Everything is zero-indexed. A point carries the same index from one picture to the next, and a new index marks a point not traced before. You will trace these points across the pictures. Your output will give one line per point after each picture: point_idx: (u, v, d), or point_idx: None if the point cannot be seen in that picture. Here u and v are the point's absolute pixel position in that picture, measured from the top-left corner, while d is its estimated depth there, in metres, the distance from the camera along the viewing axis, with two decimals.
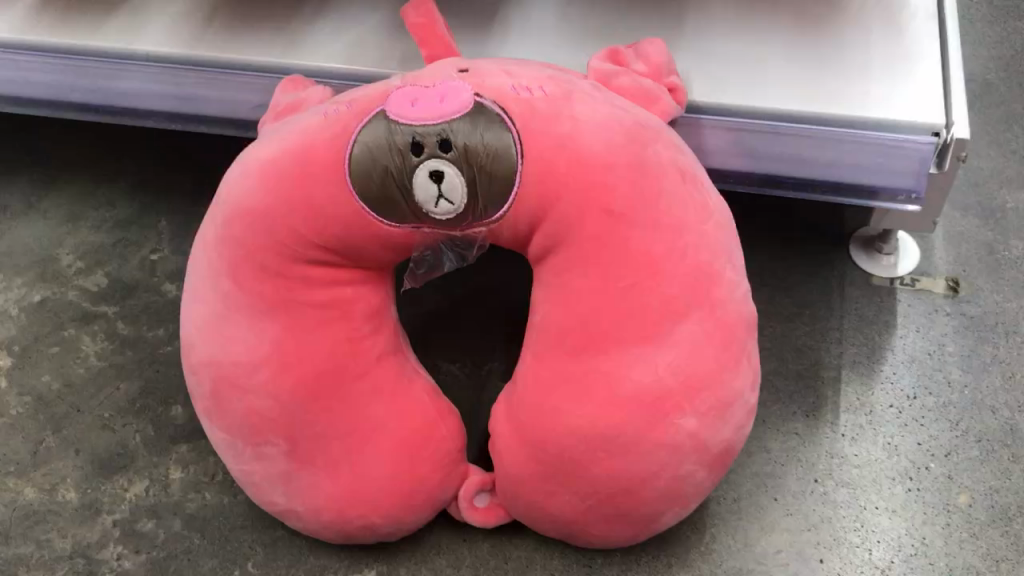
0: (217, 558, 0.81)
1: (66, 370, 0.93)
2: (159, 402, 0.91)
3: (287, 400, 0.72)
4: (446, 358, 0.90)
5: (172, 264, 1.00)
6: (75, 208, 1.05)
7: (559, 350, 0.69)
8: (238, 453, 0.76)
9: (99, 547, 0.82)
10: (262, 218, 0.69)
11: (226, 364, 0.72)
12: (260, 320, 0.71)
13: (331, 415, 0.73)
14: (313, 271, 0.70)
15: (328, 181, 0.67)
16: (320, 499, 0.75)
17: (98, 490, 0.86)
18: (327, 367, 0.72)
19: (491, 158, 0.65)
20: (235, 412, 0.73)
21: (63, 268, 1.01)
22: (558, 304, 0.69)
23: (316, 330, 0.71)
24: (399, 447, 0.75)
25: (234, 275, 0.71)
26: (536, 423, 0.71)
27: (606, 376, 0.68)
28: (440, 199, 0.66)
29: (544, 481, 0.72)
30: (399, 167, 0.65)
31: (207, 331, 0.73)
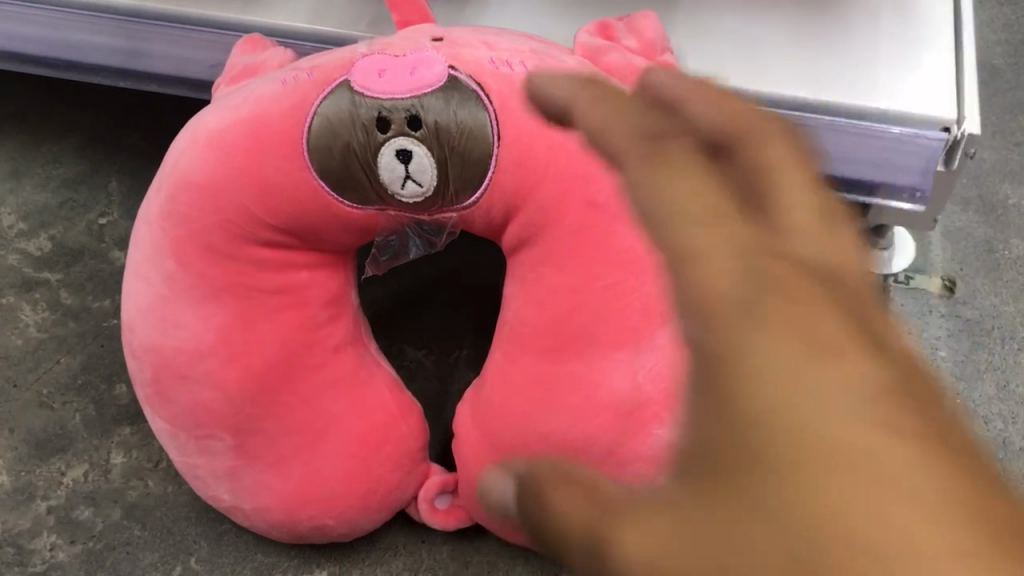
0: (158, 552, 0.76)
1: (3, 340, 0.87)
2: (102, 379, 0.85)
3: (234, 392, 0.66)
4: (411, 344, 0.85)
5: (121, 229, 0.94)
6: (20, 164, 0.98)
7: (532, 349, 0.64)
8: (181, 445, 0.70)
9: (32, 536, 0.77)
10: (209, 195, 0.63)
11: (168, 351, 0.66)
12: (205, 306, 0.65)
13: (282, 408, 0.68)
14: (265, 254, 0.64)
15: (283, 157, 0.61)
16: (269, 496, 0.71)
17: (33, 474, 0.80)
18: (280, 358, 0.66)
19: (463, 139, 0.59)
20: (178, 404, 0.68)
21: (4, 229, 0.94)
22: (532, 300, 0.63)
23: (268, 316, 0.66)
24: (355, 445, 0.69)
25: (177, 255, 0.64)
26: (503, 428, 0.66)
27: (580, 380, 0.63)
28: (408, 179, 0.61)
29: (510, 487, 0.68)
30: (363, 144, 0.60)
31: (147, 313, 0.67)
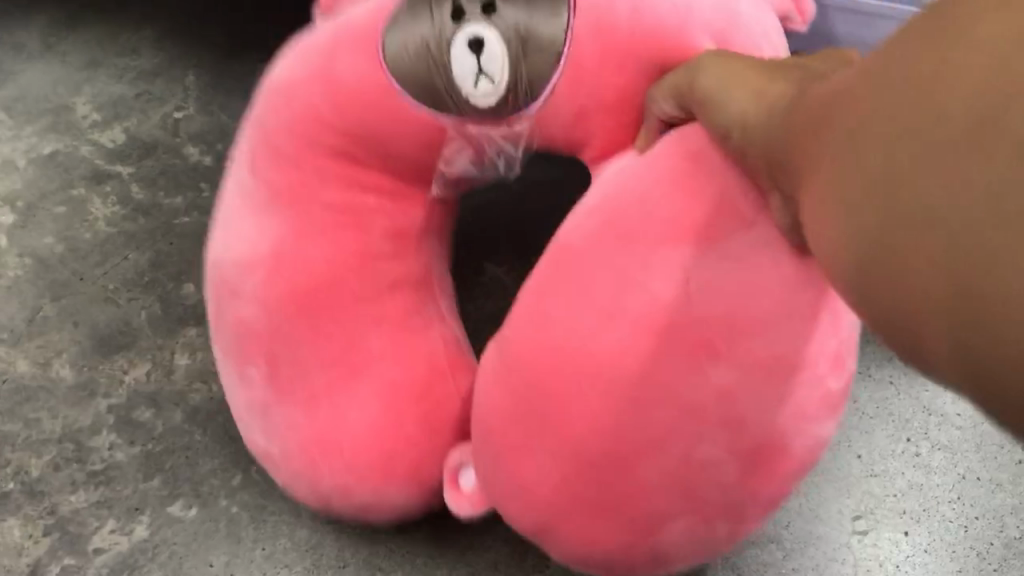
0: (219, 459, 0.73)
1: (72, 233, 0.84)
2: (171, 278, 0.81)
3: (275, 314, 0.59)
4: (492, 259, 0.80)
5: (197, 124, 0.89)
6: (97, 54, 0.94)
7: (582, 230, 0.51)
8: (229, 373, 0.64)
9: (92, 433, 0.74)
10: (285, 96, 0.57)
11: (227, 264, 0.60)
12: (266, 215, 0.59)
13: (320, 335, 0.59)
14: (328, 164, 0.57)
15: (355, 46, 0.54)
16: (294, 440, 0.61)
17: (96, 372, 0.77)
18: (324, 281, 0.58)
19: (541, 30, 0.50)
20: (227, 324, 0.61)
21: (78, 119, 0.90)
22: (598, 207, 0.52)
23: (321, 231, 0.58)
24: (388, 392, 0.60)
25: (252, 159, 0.59)
26: (547, 382, 0.51)
27: (612, 272, 0.49)
28: (479, 75, 0.50)
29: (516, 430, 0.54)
30: (433, 35, 0.51)
31: (220, 225, 0.62)
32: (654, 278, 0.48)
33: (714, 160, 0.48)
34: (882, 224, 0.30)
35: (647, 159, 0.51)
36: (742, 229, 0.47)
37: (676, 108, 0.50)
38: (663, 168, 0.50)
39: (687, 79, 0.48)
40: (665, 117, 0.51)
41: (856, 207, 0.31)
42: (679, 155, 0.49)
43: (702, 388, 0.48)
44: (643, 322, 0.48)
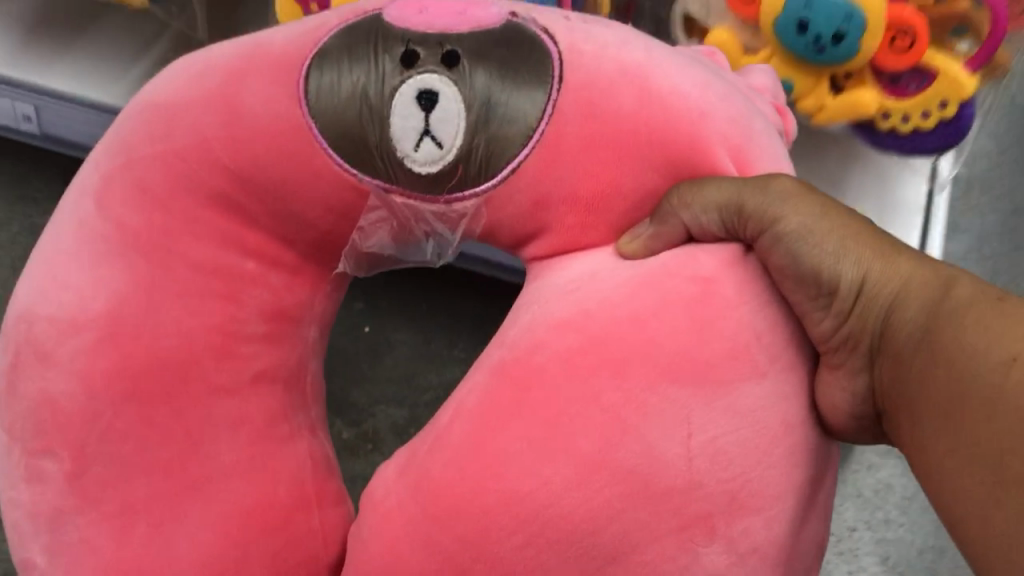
0: None
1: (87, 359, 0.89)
2: None
3: (98, 389, 0.49)
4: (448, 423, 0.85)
5: None
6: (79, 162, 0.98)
7: (564, 357, 0.45)
8: (13, 472, 0.51)
9: None
10: (167, 122, 0.53)
11: (41, 320, 0.51)
12: (108, 262, 0.51)
13: (158, 432, 0.50)
14: (208, 216, 0.53)
15: (268, 80, 0.52)
16: (90, 570, 0.49)
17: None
18: (170, 358, 0.50)
19: (507, 102, 0.50)
20: (24, 399, 0.51)
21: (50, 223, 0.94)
22: (575, 326, 0.46)
23: (176, 296, 0.51)
24: (236, 519, 0.50)
25: (101, 196, 0.53)
26: (481, 545, 0.43)
27: (593, 407, 0.44)
28: (424, 135, 0.50)
29: (420, 563, 0.44)
30: (379, 89, 0.50)
31: (39, 267, 0.53)
32: (655, 429, 0.43)
33: (730, 293, 0.46)
34: (974, 471, 0.41)
35: (646, 266, 0.48)
36: (755, 379, 0.45)
37: (723, 228, 0.49)
38: (667, 287, 0.46)
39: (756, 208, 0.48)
40: (692, 229, 0.49)
41: (970, 441, 0.41)
42: (687, 283, 0.46)
43: (693, 572, 0.43)
44: (638, 486, 0.42)
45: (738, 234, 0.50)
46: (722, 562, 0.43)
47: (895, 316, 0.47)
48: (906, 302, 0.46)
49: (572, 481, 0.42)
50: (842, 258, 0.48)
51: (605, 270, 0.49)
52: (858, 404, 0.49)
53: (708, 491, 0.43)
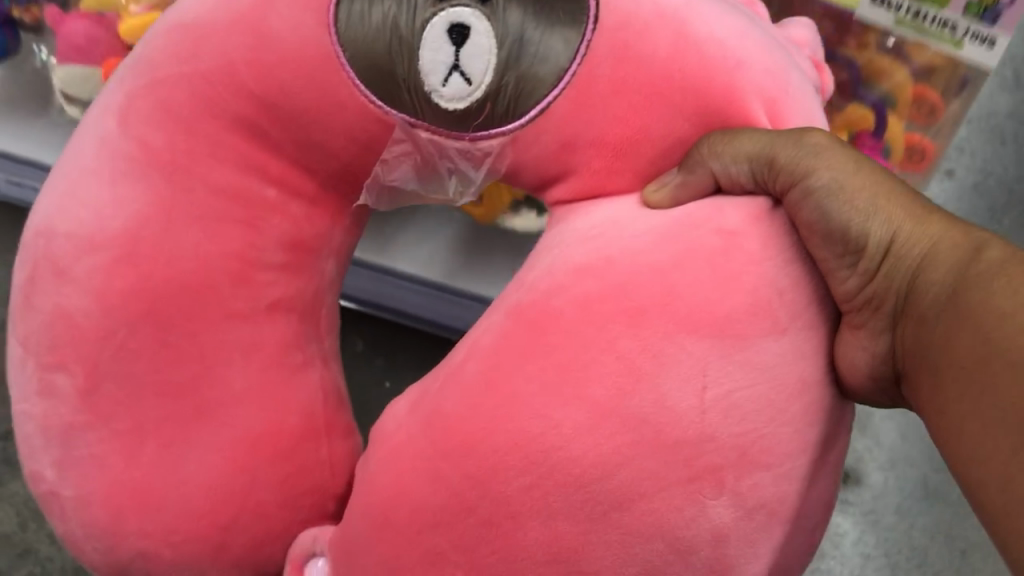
0: None
1: None
2: None
3: (113, 308, 0.49)
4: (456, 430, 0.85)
5: None
6: None
7: (581, 302, 0.45)
8: (26, 385, 0.52)
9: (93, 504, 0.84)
10: (189, 42, 0.52)
11: (59, 236, 0.51)
12: (130, 183, 0.51)
13: (173, 355, 0.50)
14: (230, 140, 0.52)
15: (295, 4, 0.51)
16: (99, 487, 0.49)
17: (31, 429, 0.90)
18: (186, 281, 0.50)
19: (540, 40, 0.49)
20: (41, 313, 0.51)
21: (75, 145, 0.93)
22: (593, 271, 0.45)
23: (197, 220, 0.51)
24: (246, 445, 0.50)
25: (125, 115, 0.52)
26: (488, 485, 0.43)
27: (609, 354, 0.43)
28: (453, 69, 0.49)
29: (426, 500, 0.44)
30: (408, 19, 0.49)
31: (60, 183, 0.53)
32: (668, 379, 0.43)
33: (753, 248, 0.45)
34: (1004, 435, 0.41)
35: (670, 216, 0.47)
36: (773, 336, 0.44)
37: (754, 182, 0.49)
38: (692, 239, 0.46)
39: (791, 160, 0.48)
40: (719, 180, 0.48)
41: (1002, 405, 0.41)
42: (711, 235, 0.46)
43: (699, 523, 0.42)
44: (649, 434, 0.42)
45: (767, 188, 0.49)
46: (729, 515, 0.43)
47: (921, 275, 0.47)
48: (935, 264, 0.47)
49: (582, 425, 0.42)
50: (872, 217, 0.48)
51: (633, 216, 0.48)
52: (877, 367, 0.48)
53: (718, 444, 0.43)
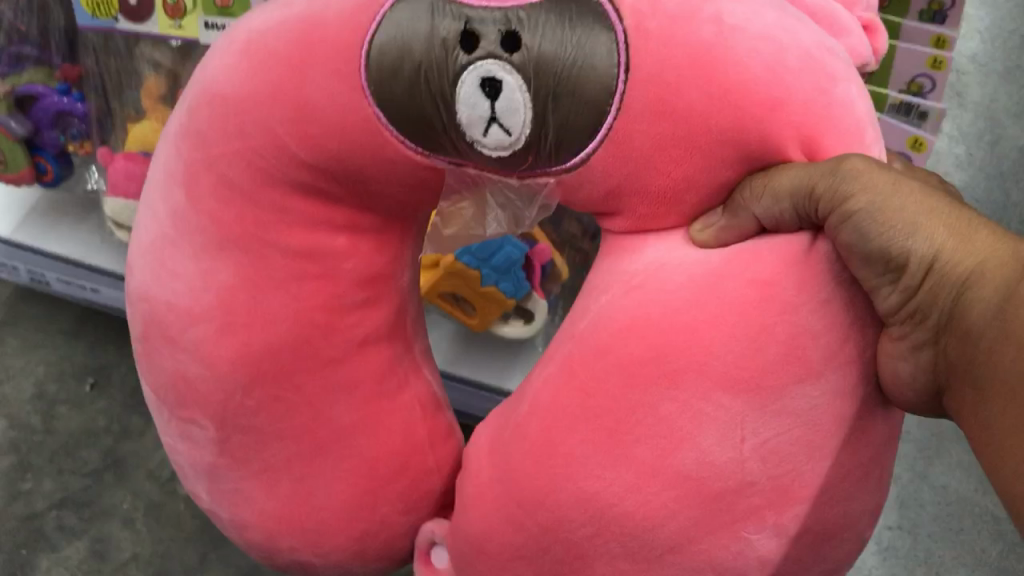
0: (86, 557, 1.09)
1: None
2: None
3: (223, 372, 0.57)
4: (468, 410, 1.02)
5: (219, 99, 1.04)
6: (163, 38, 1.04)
7: (627, 365, 0.48)
8: (167, 427, 0.61)
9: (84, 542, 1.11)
10: (238, 117, 0.54)
11: (160, 305, 0.58)
12: (209, 256, 0.56)
13: (283, 405, 0.57)
14: (295, 204, 0.56)
15: (332, 75, 0.52)
16: (248, 511, 0.60)
17: (129, 421, 1.21)
18: (282, 341, 0.56)
19: (572, 90, 0.49)
20: (163, 372, 0.59)
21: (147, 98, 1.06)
22: (639, 329, 0.49)
23: (281, 284, 0.56)
24: (362, 471, 0.58)
25: (189, 189, 0.56)
26: (559, 533, 0.50)
27: (655, 417, 0.48)
28: (491, 122, 0.52)
29: (510, 538, 0.52)
30: (444, 76, 0.51)
31: (148, 252, 0.59)
32: (710, 436, 0.47)
33: (789, 296, 0.47)
34: None
35: (709, 262, 0.49)
36: (810, 382, 0.47)
37: (797, 215, 0.48)
38: (726, 292, 0.48)
39: (830, 188, 0.47)
40: (764, 221, 0.49)
41: None
42: (744, 285, 0.48)
43: (745, 554, 0.49)
44: (695, 488, 0.47)
45: (806, 214, 0.48)
46: (773, 543, 0.48)
47: (968, 296, 0.45)
48: (981, 280, 0.45)
49: (635, 483, 0.48)
50: (914, 235, 0.46)
51: (677, 256, 0.51)
52: (925, 384, 0.47)
53: (760, 487, 0.47)
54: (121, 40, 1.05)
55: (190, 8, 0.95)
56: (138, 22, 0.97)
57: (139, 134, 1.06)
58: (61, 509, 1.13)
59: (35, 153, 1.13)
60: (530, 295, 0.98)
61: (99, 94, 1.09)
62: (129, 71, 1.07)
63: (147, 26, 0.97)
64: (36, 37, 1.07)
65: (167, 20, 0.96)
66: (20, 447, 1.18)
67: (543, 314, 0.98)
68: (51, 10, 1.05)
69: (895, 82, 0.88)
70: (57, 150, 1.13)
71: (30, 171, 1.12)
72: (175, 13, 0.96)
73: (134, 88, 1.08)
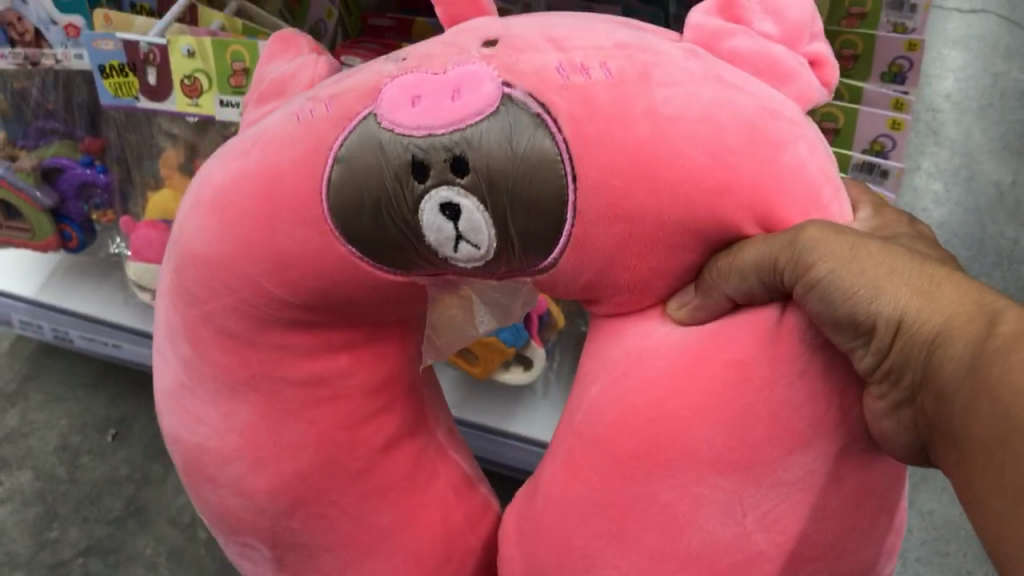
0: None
1: None
2: None
3: (262, 502, 0.60)
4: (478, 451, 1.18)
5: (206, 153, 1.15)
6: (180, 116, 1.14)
7: (626, 459, 0.50)
8: (226, 548, 0.65)
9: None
10: (223, 271, 0.57)
11: (193, 447, 0.62)
12: (227, 399, 0.59)
13: (323, 520, 0.60)
14: (295, 339, 0.58)
15: (301, 218, 0.54)
16: None
17: (149, 469, 1.35)
18: (309, 467, 0.59)
19: (524, 203, 0.50)
20: (210, 504, 0.63)
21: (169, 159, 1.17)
22: (630, 425, 0.50)
23: (297, 414, 0.59)
24: (410, 564, 0.62)
25: (194, 341, 0.59)
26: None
27: (658, 506, 0.50)
28: (459, 240, 0.52)
29: None
30: (404, 206, 0.52)
31: (171, 399, 0.62)
32: (713, 516, 0.49)
33: (767, 371, 0.48)
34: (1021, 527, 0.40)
35: (686, 344, 0.50)
36: (801, 450, 0.48)
37: (763, 286, 0.49)
38: (706, 375, 0.49)
39: (792, 259, 0.48)
40: (736, 298, 0.50)
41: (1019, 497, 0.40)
42: (723, 367, 0.49)
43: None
44: (707, 567, 0.49)
45: (771, 284, 0.49)
46: None
47: (938, 351, 0.45)
48: (948, 338, 0.44)
49: (649, 569, 0.50)
50: (877, 298, 0.46)
51: (658, 339, 0.52)
52: (907, 439, 0.48)
53: (769, 556, 0.49)
54: (140, 116, 1.17)
55: (205, 85, 1.04)
56: (157, 100, 1.08)
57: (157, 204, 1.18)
58: (86, 556, 1.26)
59: (62, 222, 1.27)
60: (529, 345, 1.11)
61: (120, 164, 1.24)
62: (148, 144, 1.19)
63: (166, 104, 1.08)
64: (63, 113, 1.25)
65: (185, 98, 1.06)
66: (47, 498, 1.32)
67: (541, 360, 1.11)
68: (76, 88, 1.23)
69: (859, 143, 1.02)
70: (82, 218, 1.27)
71: (55, 238, 1.26)
72: (192, 92, 1.05)
73: (151, 158, 1.21)
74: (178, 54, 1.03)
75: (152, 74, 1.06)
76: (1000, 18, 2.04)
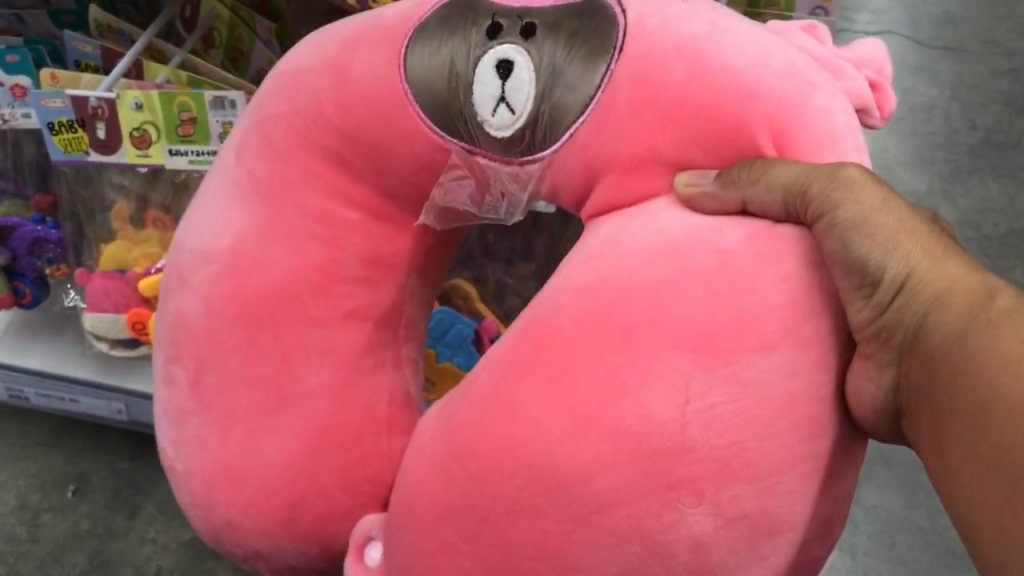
0: None
1: None
2: None
3: (217, 312, 0.58)
4: None
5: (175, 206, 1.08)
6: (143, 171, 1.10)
7: (587, 320, 0.48)
8: (158, 372, 0.62)
9: None
10: (294, 86, 0.60)
11: (183, 249, 0.61)
12: (238, 205, 0.60)
13: (256, 351, 0.58)
14: (315, 167, 0.59)
15: (376, 48, 0.57)
16: (200, 462, 0.59)
17: (113, 523, 1.26)
18: (272, 290, 0.58)
19: (571, 74, 0.53)
20: (168, 313, 0.61)
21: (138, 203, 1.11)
22: (608, 286, 0.49)
23: (286, 238, 0.58)
24: (315, 433, 0.57)
25: (241, 148, 0.61)
26: (489, 485, 0.48)
27: (599, 371, 0.47)
28: (500, 101, 0.54)
29: (447, 499, 0.50)
30: (466, 55, 0.55)
31: (195, 205, 0.63)
32: (655, 394, 0.45)
33: (748, 265, 0.48)
34: (987, 483, 0.40)
35: (678, 234, 0.50)
36: (763, 352, 0.46)
37: (785, 209, 0.49)
38: (691, 257, 0.48)
39: (823, 190, 0.47)
40: (750, 205, 0.50)
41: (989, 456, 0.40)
42: (710, 255, 0.48)
43: (678, 530, 0.45)
44: (632, 443, 0.45)
45: (794, 212, 0.49)
46: (709, 523, 0.45)
47: (935, 312, 0.44)
48: (948, 303, 0.44)
49: (569, 433, 0.46)
50: (892, 250, 0.45)
51: (652, 228, 0.51)
52: (885, 395, 0.47)
53: (699, 454, 0.45)
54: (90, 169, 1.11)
55: (155, 137, 0.99)
56: (106, 154, 1.01)
57: (111, 255, 1.10)
58: None
59: (15, 278, 1.17)
60: None
61: (73, 219, 1.16)
62: (100, 198, 1.13)
63: (115, 157, 1.01)
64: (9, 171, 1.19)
65: (137, 151, 1.00)
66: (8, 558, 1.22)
67: None
68: (25, 144, 1.17)
69: None
70: (35, 275, 1.17)
71: (7, 294, 1.17)
72: (141, 144, 0.99)
73: (102, 212, 1.14)
74: (126, 107, 0.97)
75: (101, 129, 0.99)
76: (906, 39, 2.06)
